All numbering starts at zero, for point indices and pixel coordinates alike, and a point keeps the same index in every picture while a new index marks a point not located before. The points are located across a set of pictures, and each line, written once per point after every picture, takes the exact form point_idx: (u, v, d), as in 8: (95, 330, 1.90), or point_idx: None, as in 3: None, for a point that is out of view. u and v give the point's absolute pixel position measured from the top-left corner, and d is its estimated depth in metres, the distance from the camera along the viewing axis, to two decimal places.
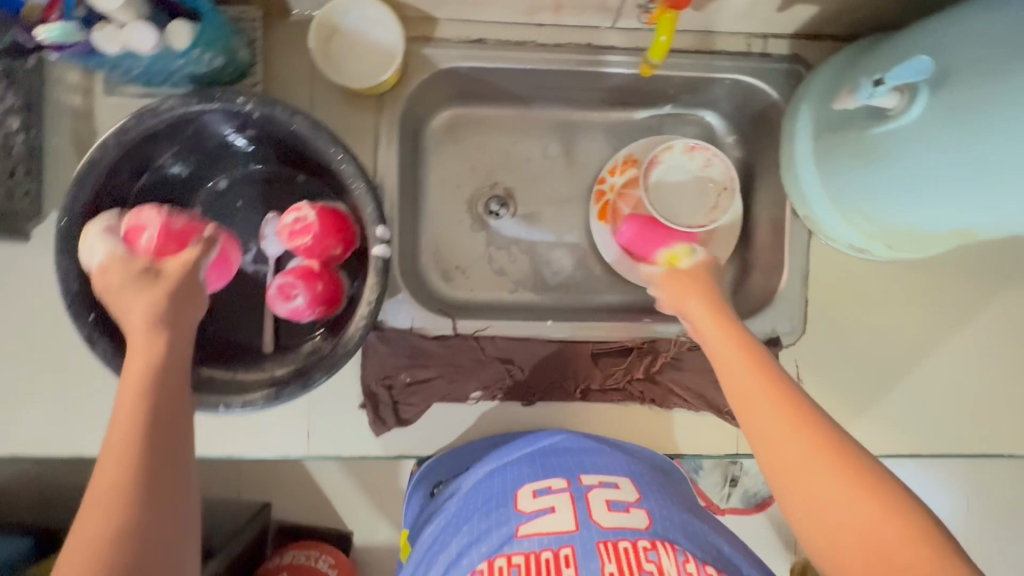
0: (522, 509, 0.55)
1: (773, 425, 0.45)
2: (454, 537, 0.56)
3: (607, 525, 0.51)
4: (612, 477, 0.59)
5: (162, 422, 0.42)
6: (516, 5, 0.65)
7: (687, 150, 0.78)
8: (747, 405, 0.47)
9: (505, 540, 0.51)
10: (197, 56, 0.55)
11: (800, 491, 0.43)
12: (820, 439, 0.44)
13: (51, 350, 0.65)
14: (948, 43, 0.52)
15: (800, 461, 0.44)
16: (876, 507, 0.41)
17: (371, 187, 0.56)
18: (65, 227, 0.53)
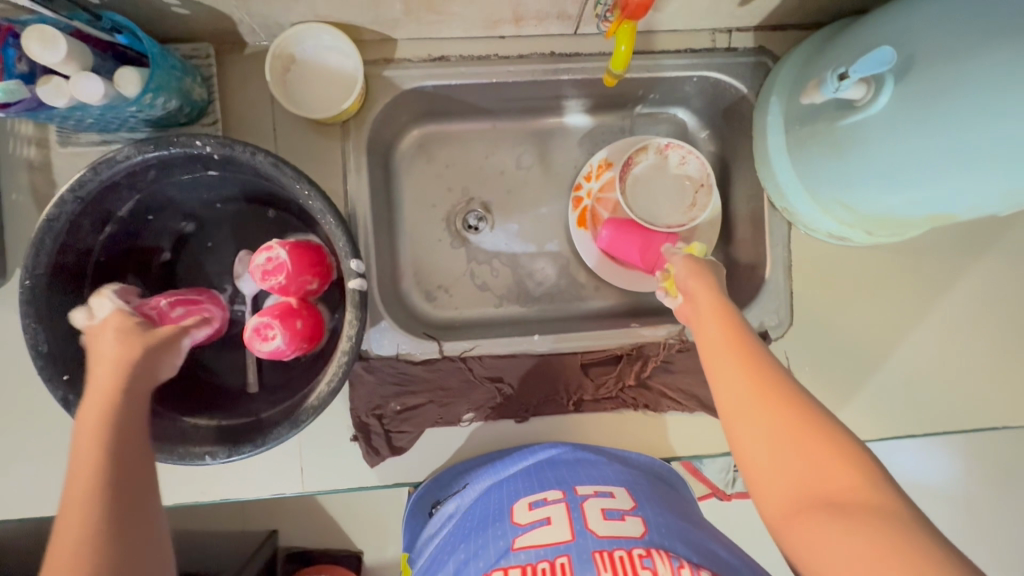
0: (518, 522, 0.54)
1: (738, 381, 0.47)
2: (452, 556, 0.55)
3: (603, 534, 0.50)
4: (608, 487, 0.58)
5: (125, 474, 0.40)
6: (475, 21, 0.64)
7: (660, 149, 0.77)
8: (716, 367, 0.49)
9: (502, 553, 0.50)
10: (150, 102, 0.53)
11: (754, 442, 0.44)
12: (780, 394, 0.45)
13: (32, 409, 0.64)
14: (911, 31, 0.51)
15: (759, 414, 0.45)
16: (823, 462, 0.41)
17: (341, 221, 0.55)
18: (29, 287, 0.52)
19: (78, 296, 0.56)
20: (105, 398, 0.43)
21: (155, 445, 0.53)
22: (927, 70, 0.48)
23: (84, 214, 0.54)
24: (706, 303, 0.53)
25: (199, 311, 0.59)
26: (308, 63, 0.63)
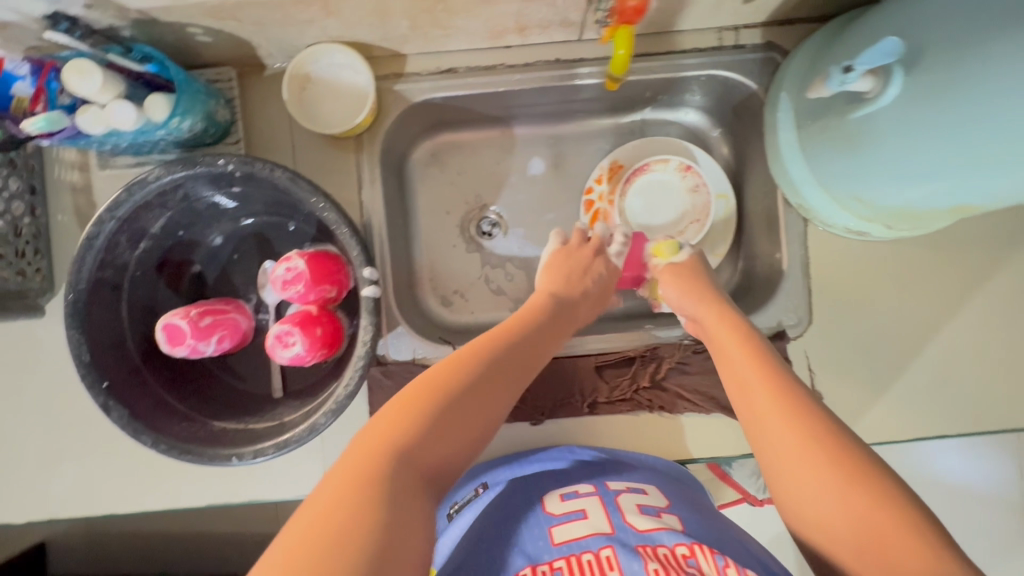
0: (552, 512, 0.57)
1: (774, 424, 0.50)
2: (473, 543, 0.57)
3: (643, 530, 0.53)
4: (639, 483, 0.61)
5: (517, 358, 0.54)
6: (481, 33, 0.65)
7: (681, 168, 0.78)
8: (745, 388, 0.54)
9: (543, 547, 0.53)
10: (177, 125, 0.57)
11: (794, 486, 0.47)
12: (816, 437, 0.47)
13: (81, 414, 0.69)
14: (922, 21, 0.50)
15: (798, 455, 0.47)
16: (862, 500, 0.43)
17: (354, 231, 0.57)
18: (73, 301, 0.56)
19: (117, 308, 0.61)
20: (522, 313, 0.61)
21: (182, 448, 0.57)
22: (937, 61, 0.47)
23: (120, 233, 0.58)
24: (724, 328, 0.59)
25: (226, 321, 0.63)
26: (323, 80, 0.66)
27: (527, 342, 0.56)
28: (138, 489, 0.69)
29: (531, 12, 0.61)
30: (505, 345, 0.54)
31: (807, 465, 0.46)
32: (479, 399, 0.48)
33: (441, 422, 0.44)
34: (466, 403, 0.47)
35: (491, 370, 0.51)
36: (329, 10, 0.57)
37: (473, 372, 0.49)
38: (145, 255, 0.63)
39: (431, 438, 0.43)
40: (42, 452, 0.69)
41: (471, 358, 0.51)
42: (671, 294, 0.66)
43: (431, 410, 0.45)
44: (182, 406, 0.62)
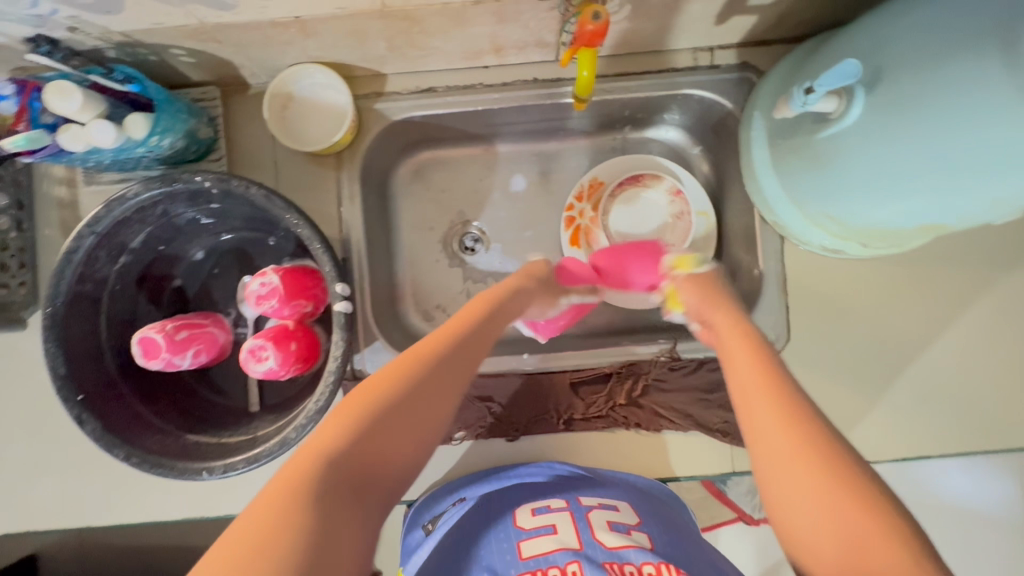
0: (522, 526, 0.59)
1: (768, 425, 0.46)
2: (448, 557, 0.58)
3: (612, 547, 0.54)
4: (611, 499, 0.62)
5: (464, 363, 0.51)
6: (458, 53, 0.66)
7: (671, 191, 0.79)
8: (746, 394, 0.49)
9: (510, 562, 0.55)
10: (157, 143, 0.59)
11: (782, 494, 0.43)
12: (813, 443, 0.43)
13: (61, 426, 0.69)
14: (884, 43, 0.50)
15: (790, 460, 0.43)
16: (859, 516, 0.39)
17: (328, 247, 0.58)
18: (50, 314, 0.57)
19: (95, 322, 0.62)
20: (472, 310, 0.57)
21: (154, 461, 0.57)
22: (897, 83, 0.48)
23: (99, 247, 0.59)
24: (729, 328, 0.55)
25: (202, 335, 0.64)
26: (304, 100, 0.68)
27: (483, 340, 0.55)
28: (115, 502, 0.69)
29: (505, 34, 0.62)
30: (460, 343, 0.52)
31: (798, 472, 0.43)
32: (429, 401, 0.47)
33: (377, 431, 0.43)
34: (416, 407, 0.46)
35: (446, 371, 0.49)
36: (306, 32, 0.58)
37: (425, 375, 0.48)
38: (126, 270, 0.64)
39: (377, 443, 0.43)
40: (22, 464, 0.69)
41: (424, 358, 0.49)
42: (690, 300, 0.61)
43: (370, 419, 0.44)
44: (156, 420, 0.62)
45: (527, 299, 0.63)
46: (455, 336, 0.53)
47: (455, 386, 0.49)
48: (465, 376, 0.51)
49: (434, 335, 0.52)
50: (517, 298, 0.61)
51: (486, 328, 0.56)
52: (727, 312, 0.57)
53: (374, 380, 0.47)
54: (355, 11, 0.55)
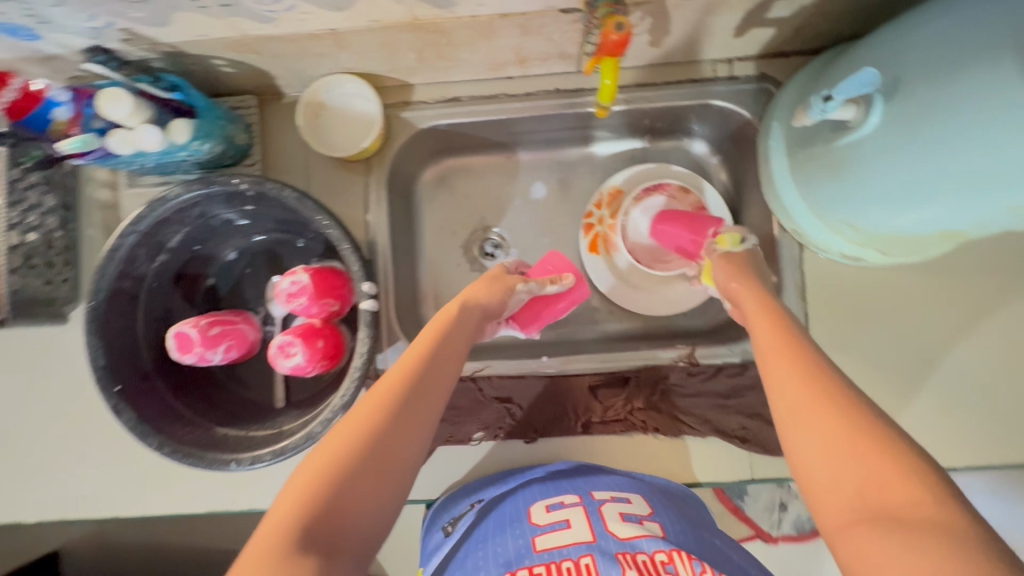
0: (537, 523, 0.59)
1: (789, 384, 0.46)
2: (468, 557, 0.58)
3: (624, 538, 0.55)
4: (624, 492, 0.63)
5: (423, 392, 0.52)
6: (483, 64, 0.69)
7: (695, 206, 0.79)
8: (767, 357, 0.49)
9: (523, 554, 0.55)
10: (198, 147, 0.62)
11: (801, 442, 0.42)
12: (830, 397, 0.43)
13: (96, 418, 0.72)
14: (901, 53, 0.51)
15: (809, 414, 0.43)
16: (876, 458, 0.38)
17: (356, 247, 0.60)
18: (93, 308, 0.60)
19: (133, 317, 0.64)
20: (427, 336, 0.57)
21: (186, 452, 0.59)
22: (915, 92, 0.48)
23: (140, 246, 0.62)
24: (754, 298, 0.56)
25: (233, 331, 0.66)
26: (334, 108, 0.70)
27: (439, 373, 0.54)
28: (144, 493, 0.71)
29: (529, 45, 0.65)
30: (415, 384, 0.51)
31: (816, 423, 0.42)
32: (391, 450, 0.46)
33: (345, 480, 0.43)
34: (377, 458, 0.45)
35: (401, 417, 0.49)
36: (340, 44, 0.61)
37: (386, 424, 0.47)
38: (163, 268, 0.67)
39: (341, 504, 0.42)
40: (57, 455, 0.72)
41: (377, 407, 0.48)
42: (720, 275, 0.62)
43: (337, 470, 0.43)
44: (187, 413, 0.65)
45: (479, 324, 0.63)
46: (408, 376, 0.52)
47: (414, 427, 0.49)
48: (424, 415, 0.50)
49: (388, 379, 0.51)
50: (467, 329, 0.61)
51: (438, 360, 0.55)
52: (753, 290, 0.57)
53: (328, 443, 0.46)
54: (387, 23, 0.58)
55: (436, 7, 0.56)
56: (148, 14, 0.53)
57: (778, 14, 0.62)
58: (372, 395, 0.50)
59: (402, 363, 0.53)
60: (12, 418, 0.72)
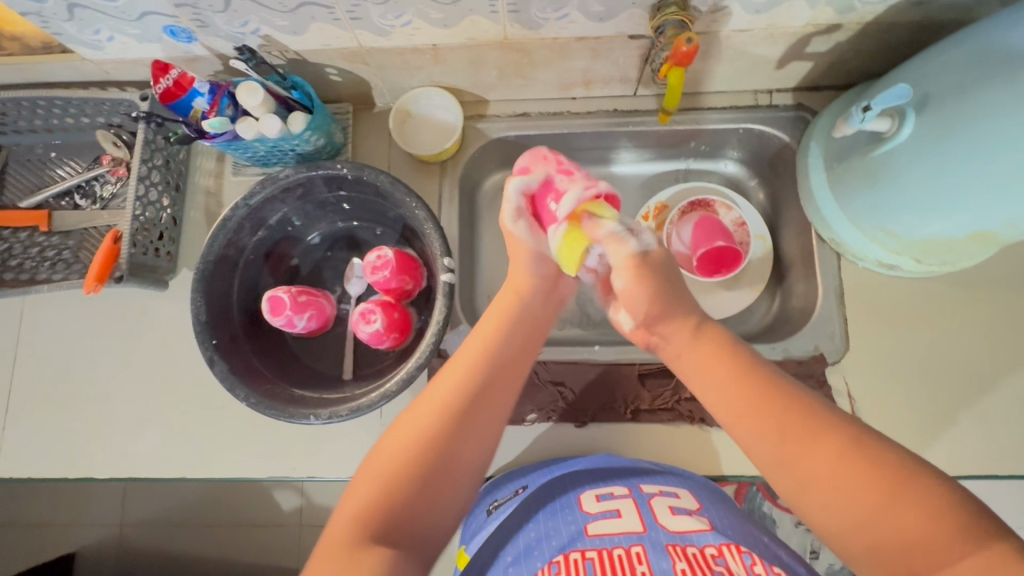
0: (587, 510, 0.61)
1: (791, 448, 0.49)
2: (521, 533, 0.61)
3: (674, 530, 0.56)
4: (671, 488, 0.64)
5: (490, 382, 0.56)
6: (553, 84, 0.79)
7: (737, 222, 0.86)
8: (730, 401, 0.53)
9: (575, 537, 0.57)
10: (307, 138, 0.71)
11: (804, 477, 0.48)
12: (819, 437, 0.48)
13: (175, 381, 0.78)
14: (928, 76, 0.59)
15: (827, 474, 0.47)
16: (886, 495, 0.45)
17: (439, 228, 0.67)
18: (201, 269, 0.67)
19: (231, 283, 0.71)
20: (500, 322, 0.61)
21: (271, 404, 0.64)
22: (943, 105, 0.56)
23: (247, 219, 0.70)
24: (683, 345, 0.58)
25: (316, 302, 0.73)
26: (420, 116, 0.80)
27: (504, 373, 0.57)
28: (209, 456, 0.75)
29: (596, 68, 0.75)
30: (476, 384, 0.55)
31: (839, 481, 0.46)
32: (460, 447, 0.52)
33: (416, 478, 0.50)
34: (440, 462, 0.51)
35: (467, 413, 0.53)
36: (437, 59, 0.72)
37: (452, 423, 0.52)
38: (260, 242, 0.74)
39: (409, 503, 0.49)
40: (137, 414, 0.77)
41: (436, 414, 0.53)
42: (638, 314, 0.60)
43: (408, 468, 0.50)
44: (267, 373, 0.70)
45: (541, 304, 0.64)
46: (467, 381, 0.55)
47: (480, 425, 0.54)
48: (492, 411, 0.55)
49: (450, 381, 0.55)
50: (526, 322, 0.62)
51: (497, 360, 0.57)
52: (683, 332, 0.58)
53: (387, 450, 0.52)
54: (480, 41, 0.69)
55: (525, 28, 0.66)
56: (290, 23, 0.64)
57: (816, 49, 0.72)
58: (431, 400, 0.54)
59: (465, 359, 0.57)
60: (104, 377, 0.79)
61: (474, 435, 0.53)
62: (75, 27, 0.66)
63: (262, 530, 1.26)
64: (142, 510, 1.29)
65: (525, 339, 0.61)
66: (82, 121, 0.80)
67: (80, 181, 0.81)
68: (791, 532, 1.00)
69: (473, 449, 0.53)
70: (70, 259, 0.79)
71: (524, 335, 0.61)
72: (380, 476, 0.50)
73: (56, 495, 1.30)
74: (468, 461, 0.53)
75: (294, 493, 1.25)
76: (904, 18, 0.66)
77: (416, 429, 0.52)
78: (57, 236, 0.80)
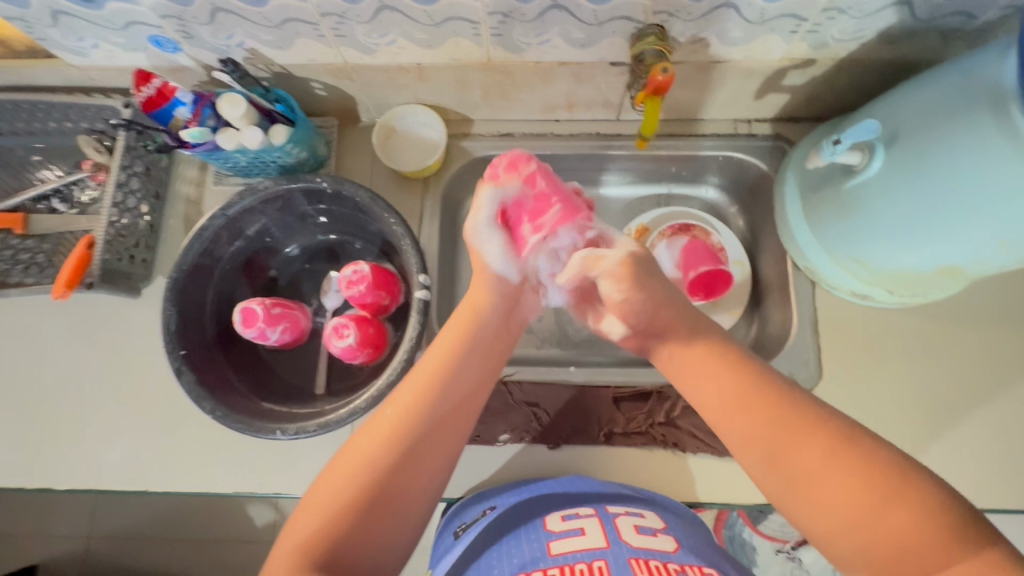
0: (552, 529, 0.61)
1: (777, 452, 0.49)
2: (484, 554, 0.60)
3: (638, 545, 0.56)
4: (638, 508, 0.64)
5: (445, 393, 0.56)
6: (537, 105, 0.80)
7: (717, 246, 0.87)
8: (718, 396, 0.53)
9: (538, 558, 0.57)
10: (290, 150, 0.72)
11: (803, 485, 0.48)
12: (813, 433, 0.48)
13: (145, 391, 0.77)
14: (897, 110, 0.61)
15: (815, 476, 0.47)
16: (885, 505, 0.44)
17: (416, 244, 0.67)
18: (174, 279, 0.67)
19: (205, 293, 0.71)
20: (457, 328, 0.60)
21: (240, 418, 0.63)
22: (909, 140, 0.57)
23: (223, 229, 0.70)
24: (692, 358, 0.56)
25: (290, 315, 0.72)
26: (404, 133, 0.81)
27: (460, 380, 0.57)
28: (176, 469, 0.74)
29: (579, 92, 0.76)
30: (433, 395, 0.55)
31: (837, 481, 0.46)
32: (411, 468, 0.52)
33: (368, 499, 0.49)
34: (388, 488, 0.50)
35: (425, 426, 0.53)
36: (422, 77, 0.73)
37: (410, 439, 0.52)
38: (237, 252, 0.74)
39: (350, 533, 0.48)
40: (103, 423, 0.75)
41: (385, 439, 0.52)
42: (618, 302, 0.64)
43: (361, 489, 0.50)
44: (235, 385, 0.69)
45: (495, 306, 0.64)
46: (421, 398, 0.54)
47: (438, 442, 0.54)
48: (451, 426, 0.55)
49: (404, 401, 0.54)
50: (485, 337, 0.62)
51: (453, 375, 0.57)
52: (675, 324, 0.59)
53: (345, 464, 0.51)
54: (464, 62, 0.70)
55: (509, 51, 0.67)
56: (276, 37, 0.65)
57: (792, 81, 0.73)
58: (380, 423, 0.53)
59: (425, 367, 0.57)
60: (71, 383, 0.77)
61: (427, 449, 0.53)
62: (60, 33, 0.66)
63: (232, 547, 1.23)
64: (110, 522, 1.25)
65: (483, 343, 0.61)
66: (64, 126, 0.80)
67: (60, 185, 0.80)
68: (770, 560, 0.99)
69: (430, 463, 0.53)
70: (44, 261, 0.78)
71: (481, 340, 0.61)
72: (330, 491, 0.50)
73: (22, 505, 1.26)
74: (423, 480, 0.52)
75: (267, 508, 1.23)
76: (876, 56, 0.68)
77: (372, 446, 0.52)
78: (32, 239, 0.79)
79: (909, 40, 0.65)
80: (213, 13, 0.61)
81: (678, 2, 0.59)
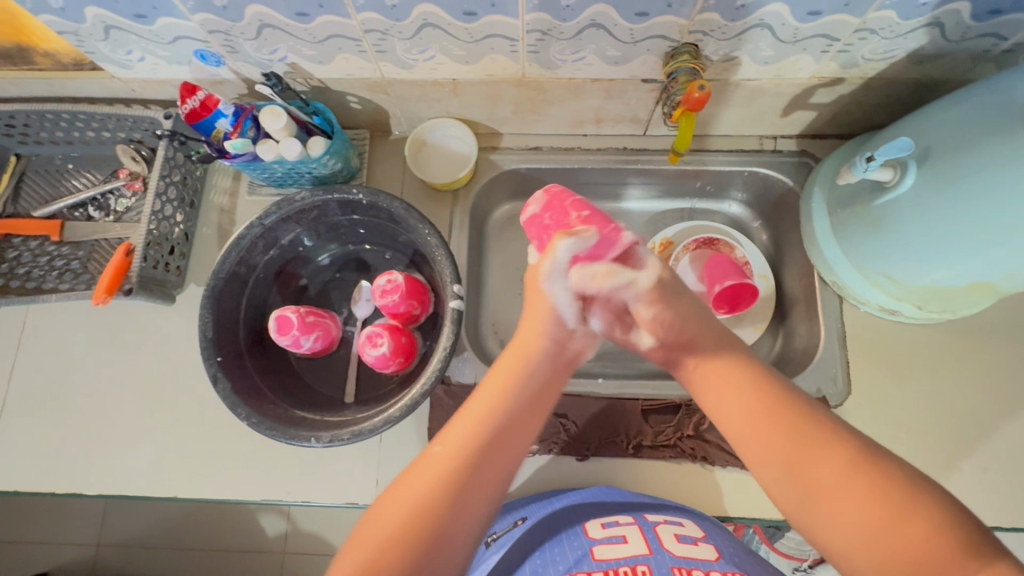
0: (593, 536, 0.61)
1: (802, 465, 0.48)
2: (527, 563, 0.61)
3: (679, 553, 0.57)
4: (676, 517, 0.64)
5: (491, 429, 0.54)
6: (566, 120, 0.81)
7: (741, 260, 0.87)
8: (729, 418, 0.54)
9: (581, 560, 0.58)
10: (325, 162, 0.73)
11: (825, 507, 0.47)
12: (825, 447, 0.48)
13: (174, 398, 0.77)
14: (928, 129, 0.62)
15: (833, 491, 0.46)
16: (889, 514, 0.44)
17: (450, 254, 0.68)
18: (212, 286, 0.67)
19: (239, 300, 0.72)
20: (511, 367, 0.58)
21: (275, 426, 0.63)
22: (942, 157, 0.58)
23: (259, 239, 0.71)
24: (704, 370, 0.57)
25: (324, 324, 0.73)
26: (434, 145, 0.82)
27: (512, 420, 0.55)
28: (203, 475, 0.74)
29: (608, 108, 0.78)
30: (484, 434, 0.53)
31: (851, 499, 0.46)
32: (455, 505, 0.50)
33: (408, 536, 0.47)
34: (431, 526, 0.48)
35: (474, 465, 0.52)
36: (456, 92, 0.75)
37: (454, 476, 0.51)
38: (271, 261, 0.75)
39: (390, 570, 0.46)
40: (132, 429, 0.76)
41: (430, 474, 0.51)
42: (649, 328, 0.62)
43: (402, 526, 0.48)
44: (269, 393, 0.70)
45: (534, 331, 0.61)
46: (470, 439, 0.53)
47: (488, 479, 0.52)
48: (501, 461, 0.53)
49: (450, 441, 0.53)
50: (533, 383, 0.58)
51: (504, 414, 0.55)
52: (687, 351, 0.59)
53: (390, 503, 0.50)
54: (498, 78, 0.71)
55: (543, 67, 0.69)
56: (318, 53, 0.67)
57: (820, 99, 0.75)
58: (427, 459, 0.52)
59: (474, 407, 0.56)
60: (102, 389, 0.78)
61: (474, 487, 0.51)
62: (109, 47, 0.68)
63: (243, 557, 1.22)
64: (122, 530, 1.25)
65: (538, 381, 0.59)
66: (103, 136, 0.81)
67: (96, 194, 0.82)
68: None
69: (479, 502, 0.51)
70: (78, 268, 0.79)
71: (536, 378, 0.59)
72: (376, 531, 0.49)
73: (36, 512, 1.26)
74: (470, 517, 0.50)
75: (279, 518, 1.22)
76: (904, 75, 0.70)
77: (415, 484, 0.50)
78: (68, 246, 0.80)
79: (938, 61, 0.67)
80: (260, 29, 0.63)
81: (714, 21, 0.60)
